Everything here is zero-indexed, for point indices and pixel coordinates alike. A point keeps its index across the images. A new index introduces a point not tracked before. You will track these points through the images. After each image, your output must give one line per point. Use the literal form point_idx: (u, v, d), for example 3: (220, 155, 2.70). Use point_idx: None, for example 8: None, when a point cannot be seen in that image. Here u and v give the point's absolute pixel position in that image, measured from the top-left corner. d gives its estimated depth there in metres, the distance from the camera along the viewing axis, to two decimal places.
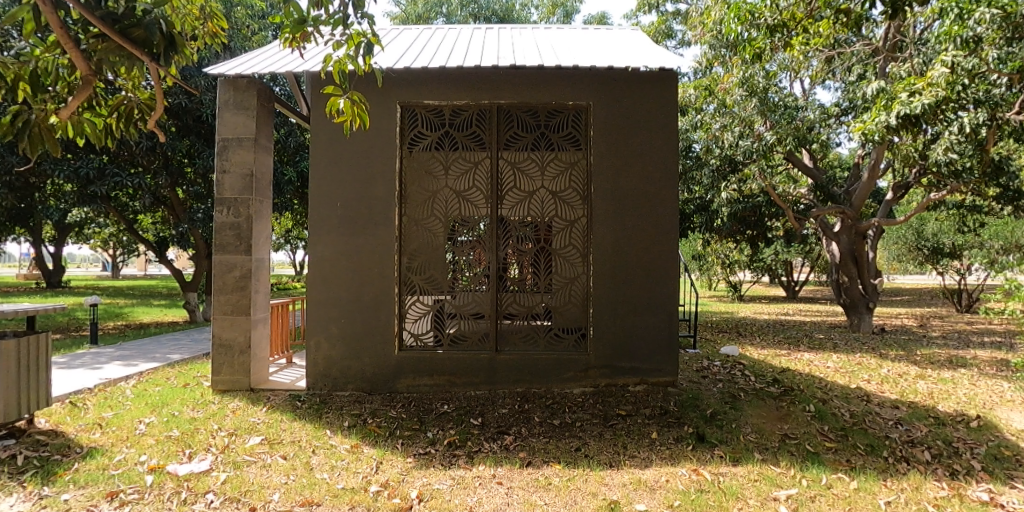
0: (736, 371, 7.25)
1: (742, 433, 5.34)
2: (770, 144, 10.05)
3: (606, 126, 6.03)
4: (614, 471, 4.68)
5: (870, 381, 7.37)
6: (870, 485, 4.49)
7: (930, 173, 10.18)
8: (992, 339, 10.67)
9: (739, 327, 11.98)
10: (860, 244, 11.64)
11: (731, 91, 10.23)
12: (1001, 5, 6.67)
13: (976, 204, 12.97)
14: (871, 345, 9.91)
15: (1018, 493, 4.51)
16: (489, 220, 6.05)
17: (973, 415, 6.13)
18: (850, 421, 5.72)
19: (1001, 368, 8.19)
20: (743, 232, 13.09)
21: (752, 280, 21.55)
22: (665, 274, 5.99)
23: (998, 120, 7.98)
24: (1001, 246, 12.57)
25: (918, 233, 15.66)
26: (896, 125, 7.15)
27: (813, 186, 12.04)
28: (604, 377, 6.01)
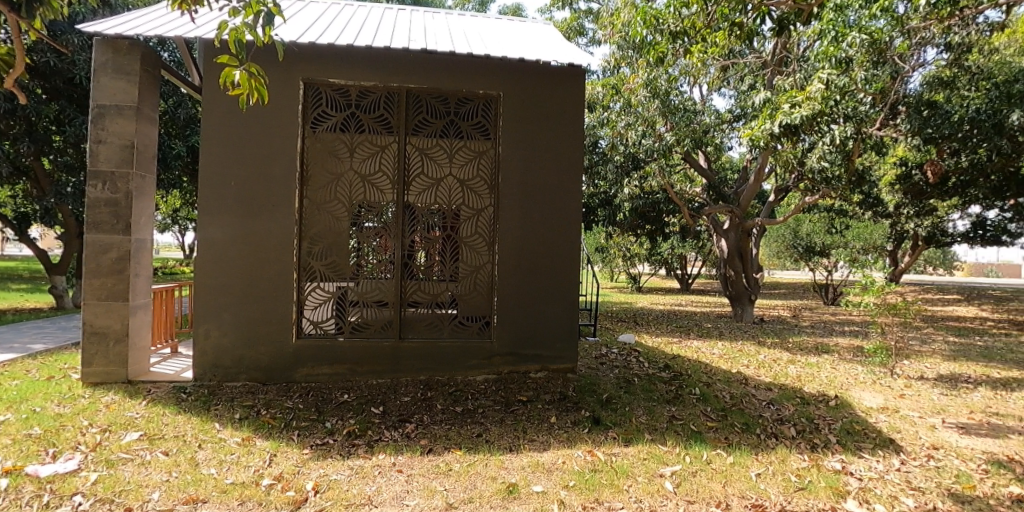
0: (631, 357, 7.62)
1: (634, 415, 5.62)
2: (669, 144, 10.60)
3: (516, 117, 6.09)
4: (513, 455, 4.78)
5: (748, 366, 8.00)
6: (744, 460, 4.89)
7: (806, 179, 11.14)
8: (852, 328, 11.91)
9: (636, 317, 12.57)
10: (746, 240, 12.45)
11: (636, 91, 10.66)
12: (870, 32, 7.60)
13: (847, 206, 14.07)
14: (752, 333, 10.78)
15: (864, 461, 5.08)
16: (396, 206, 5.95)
17: (833, 395, 6.81)
18: (729, 402, 6.18)
19: (857, 354, 9.19)
20: (642, 227, 13.73)
21: (650, 273, 22.67)
22: (567, 264, 6.17)
23: (862, 134, 8.89)
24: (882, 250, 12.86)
25: (794, 232, 16.58)
26: (779, 133, 7.69)
27: (706, 186, 12.77)
28: (507, 364, 6.09)
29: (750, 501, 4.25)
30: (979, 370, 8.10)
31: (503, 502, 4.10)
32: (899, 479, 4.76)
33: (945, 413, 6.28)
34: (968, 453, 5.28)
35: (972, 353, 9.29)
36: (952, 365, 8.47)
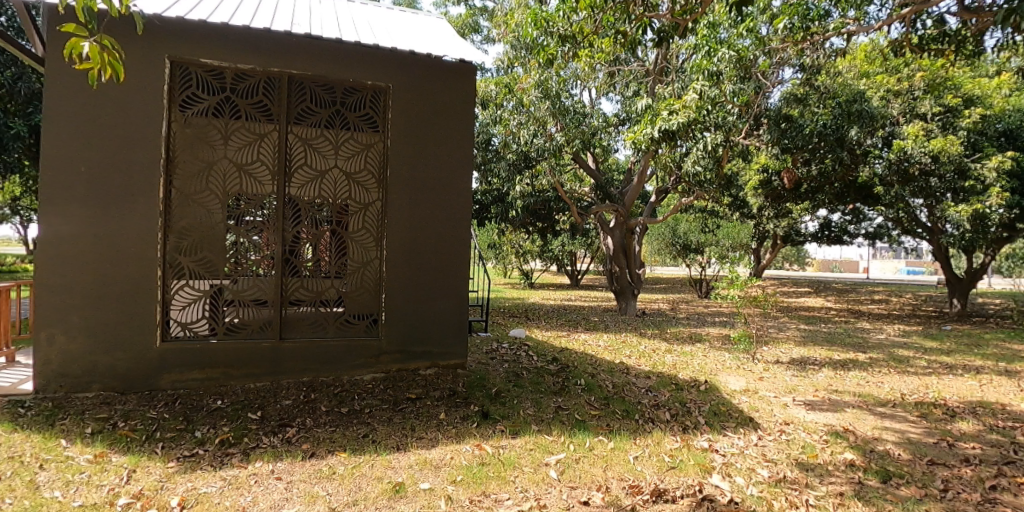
0: (521, 351, 7.78)
1: (522, 407, 5.76)
2: (559, 144, 10.93)
3: (406, 111, 5.92)
4: (400, 454, 4.70)
5: (631, 356, 8.48)
6: (623, 444, 5.16)
7: (683, 181, 11.98)
8: (720, 319, 13.02)
9: (528, 312, 12.87)
10: (630, 238, 13.10)
11: (528, 91, 10.88)
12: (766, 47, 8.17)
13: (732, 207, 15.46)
14: (633, 325, 11.43)
15: (728, 439, 5.43)
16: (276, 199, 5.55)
17: (704, 380, 7.34)
18: (612, 391, 6.49)
19: (725, 342, 10.06)
20: (534, 224, 14.06)
21: (541, 269, 23.31)
22: (456, 261, 6.11)
23: (731, 142, 9.83)
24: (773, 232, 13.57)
25: (673, 231, 18.05)
26: (658, 138, 8.22)
27: (594, 186, 13.30)
28: (395, 362, 5.91)
29: (628, 483, 4.46)
30: (825, 354, 9.16)
31: (389, 502, 4.02)
32: (757, 453, 5.10)
33: (795, 392, 6.92)
34: (812, 426, 5.69)
35: (819, 339, 10.54)
36: (803, 349, 9.52)
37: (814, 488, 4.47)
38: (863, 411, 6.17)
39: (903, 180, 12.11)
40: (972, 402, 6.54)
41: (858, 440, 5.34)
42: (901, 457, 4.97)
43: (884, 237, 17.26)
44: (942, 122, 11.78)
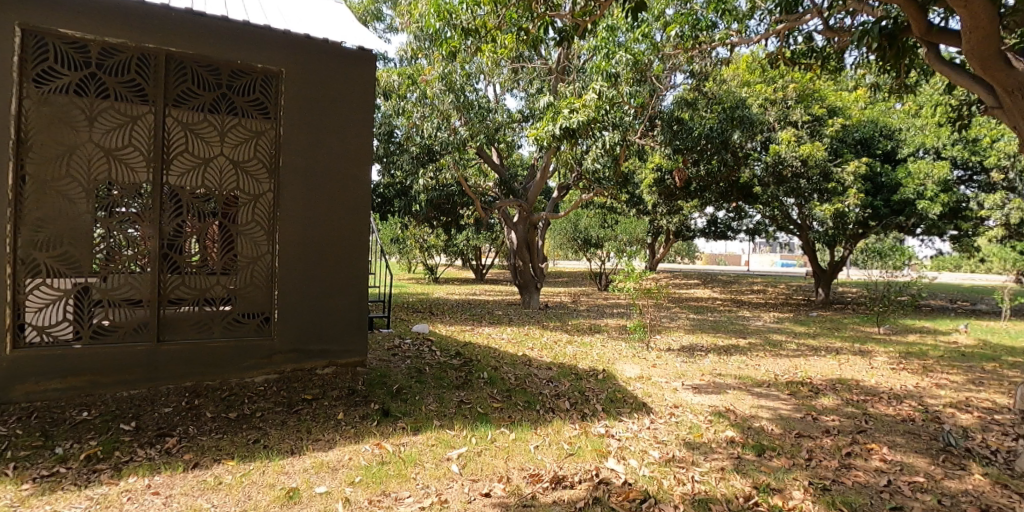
0: (424, 347, 7.69)
1: (423, 403, 5.71)
2: (463, 139, 10.90)
3: (300, 97, 5.58)
4: (295, 458, 4.53)
5: (533, 348, 8.64)
6: (524, 434, 5.25)
7: (583, 178, 12.36)
8: (617, 310, 13.58)
9: (431, 307, 12.77)
10: (533, 233, 13.32)
11: (432, 83, 10.75)
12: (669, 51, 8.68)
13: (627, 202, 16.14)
14: (536, 318, 11.66)
15: (623, 424, 5.66)
16: (151, 187, 5.08)
17: (601, 369, 7.57)
18: (514, 383, 6.56)
19: (622, 332, 10.52)
20: (438, 218, 13.93)
21: (446, 264, 23.19)
22: (355, 255, 5.84)
23: (627, 141, 10.28)
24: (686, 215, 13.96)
25: (575, 226, 18.48)
26: (559, 135, 8.41)
27: (498, 181, 13.39)
28: (290, 362, 5.54)
29: (529, 472, 4.54)
30: (711, 341, 9.82)
31: (282, 509, 3.85)
32: (649, 436, 5.36)
33: (684, 377, 7.30)
34: (699, 407, 6.08)
35: (706, 327, 11.31)
36: (692, 337, 10.14)
37: (699, 464, 4.78)
38: (742, 392, 6.68)
39: (777, 181, 13.14)
40: (834, 380, 7.26)
41: (737, 418, 5.77)
42: (773, 431, 5.43)
43: (762, 233, 18.54)
44: (810, 129, 12.98)
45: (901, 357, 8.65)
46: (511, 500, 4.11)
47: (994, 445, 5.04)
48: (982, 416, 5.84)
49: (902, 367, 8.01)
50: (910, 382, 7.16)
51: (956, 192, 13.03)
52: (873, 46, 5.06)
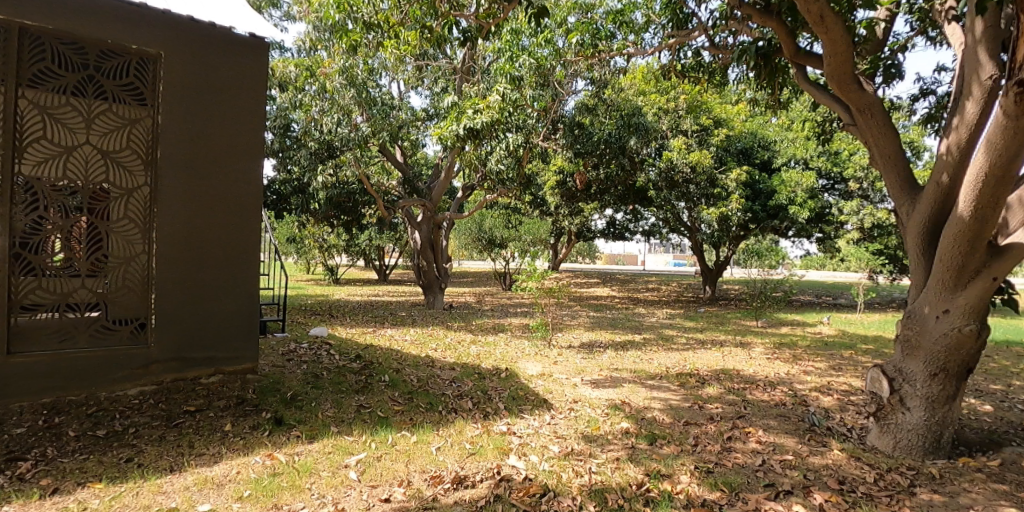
0: (321, 351, 7.41)
1: (320, 410, 5.51)
2: (365, 135, 10.63)
3: (182, 85, 5.17)
4: (175, 476, 4.22)
5: (437, 349, 8.58)
6: (426, 436, 5.21)
7: (487, 178, 12.46)
8: (521, 309, 13.81)
9: (331, 309, 12.34)
10: (437, 233, 13.22)
11: (332, 77, 10.41)
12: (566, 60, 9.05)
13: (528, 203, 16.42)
14: (440, 319, 11.60)
15: (525, 421, 5.76)
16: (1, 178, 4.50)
17: (504, 368, 7.64)
18: (416, 385, 6.48)
19: (525, 330, 10.72)
20: (338, 217, 13.47)
21: (347, 264, 22.50)
22: (243, 257, 5.52)
23: (530, 143, 10.50)
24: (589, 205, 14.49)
25: (480, 226, 18.37)
26: (463, 135, 8.41)
27: (402, 180, 13.19)
28: (170, 371, 5.16)
29: (430, 474, 4.51)
30: (608, 337, 10.23)
31: None
32: (549, 431, 5.50)
33: (583, 373, 7.54)
34: (596, 402, 6.31)
35: (605, 324, 11.78)
36: (591, 334, 10.52)
37: (596, 456, 4.97)
38: (636, 385, 7.02)
39: (669, 185, 13.91)
40: (718, 370, 7.80)
41: (632, 410, 6.05)
42: (664, 420, 5.74)
43: (656, 235, 19.52)
44: (698, 137, 13.83)
45: (775, 348, 9.45)
46: (412, 504, 4.07)
47: (851, 423, 5.63)
48: (841, 398, 6.51)
49: (776, 356, 8.75)
50: (783, 370, 7.84)
51: (822, 199, 14.44)
52: (752, 64, 5.52)
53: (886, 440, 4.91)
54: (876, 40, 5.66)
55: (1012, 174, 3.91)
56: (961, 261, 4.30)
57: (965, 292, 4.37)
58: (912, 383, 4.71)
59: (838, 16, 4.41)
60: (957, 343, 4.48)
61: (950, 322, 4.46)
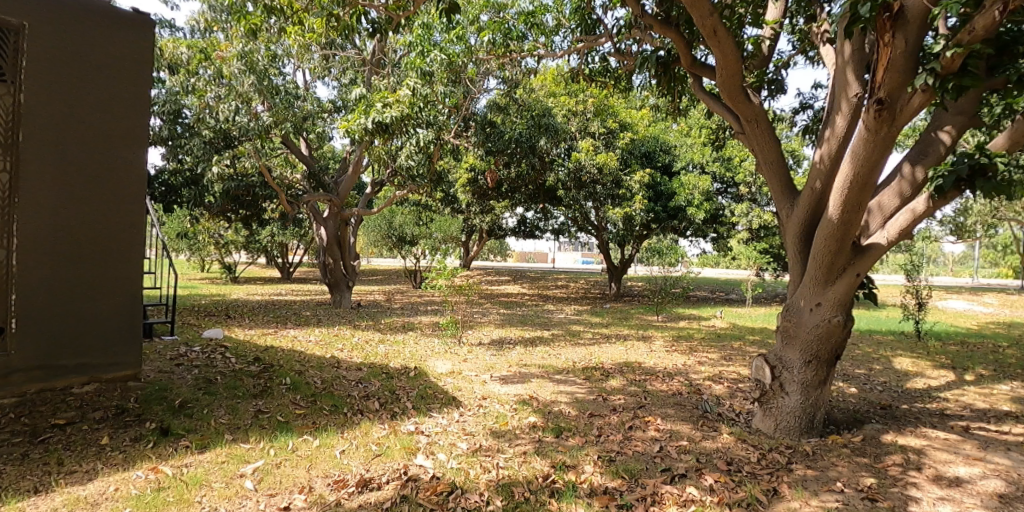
0: (216, 354, 6.98)
1: (213, 417, 5.21)
2: (267, 125, 10.16)
3: (44, 55, 4.32)
4: (39, 497, 3.85)
5: (343, 349, 8.34)
6: (329, 440, 5.06)
7: (397, 174, 12.26)
8: (432, 308, 13.71)
9: (228, 309, 11.65)
10: (344, 229, 12.83)
11: (229, 61, 9.83)
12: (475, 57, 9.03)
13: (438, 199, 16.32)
14: (348, 318, 11.28)
15: (433, 419, 5.73)
16: None
17: (413, 367, 7.55)
18: (319, 387, 6.26)
19: (435, 328, 10.65)
20: (236, 211, 12.72)
21: (247, 261, 21.33)
22: (125, 255, 4.77)
23: (442, 140, 10.50)
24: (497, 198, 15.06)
25: (388, 223, 17.94)
26: (371, 129, 8.21)
27: (306, 173, 12.68)
28: (31, 382, 4.34)
29: (333, 478, 4.39)
30: (518, 333, 10.38)
31: None
32: (458, 428, 5.51)
33: (493, 370, 7.60)
34: (505, 398, 6.39)
35: (515, 320, 11.94)
36: (501, 331, 10.64)
37: (504, 451, 5.04)
38: (544, 379, 7.18)
39: (578, 185, 14.29)
40: (621, 363, 8.12)
41: (539, 404, 6.18)
42: (570, 413, 5.92)
43: (565, 233, 20.00)
44: (605, 140, 14.33)
45: (674, 341, 9.98)
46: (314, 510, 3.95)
47: (738, 409, 6.06)
48: (730, 386, 7.00)
49: (674, 349, 9.26)
50: (680, 362, 8.30)
51: (716, 201, 15.41)
52: (652, 71, 5.86)
53: (768, 422, 5.31)
54: (761, 56, 6.15)
55: (872, 182, 4.37)
56: (830, 259, 4.75)
57: (834, 287, 4.84)
58: (789, 369, 5.15)
59: (729, 31, 4.72)
60: (827, 333, 4.96)
61: (821, 313, 4.93)
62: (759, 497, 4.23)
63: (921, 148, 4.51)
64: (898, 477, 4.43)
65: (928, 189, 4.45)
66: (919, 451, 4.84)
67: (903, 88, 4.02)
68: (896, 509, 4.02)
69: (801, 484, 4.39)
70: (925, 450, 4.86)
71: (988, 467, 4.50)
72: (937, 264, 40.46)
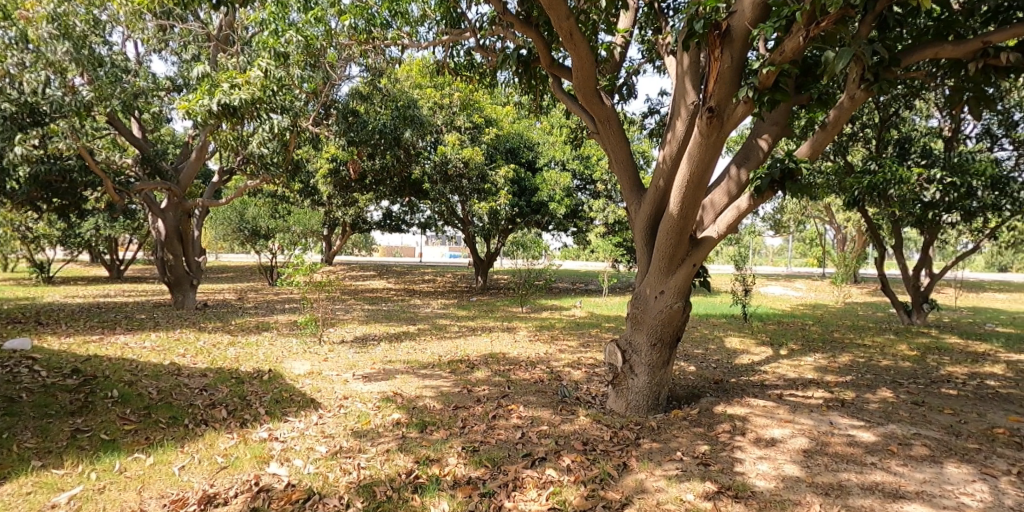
0: (21, 367, 6.04)
1: (17, 441, 4.57)
2: (87, 101, 8.91)
3: None
4: None
5: (184, 354, 7.63)
6: (166, 456, 4.66)
7: (248, 162, 11.45)
8: (290, 305, 12.97)
9: (40, 315, 10.14)
10: (186, 222, 11.72)
11: (37, 25, 8.52)
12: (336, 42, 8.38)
13: (296, 189, 15.49)
14: (191, 320, 10.31)
15: (289, 424, 5.44)
16: None
17: (267, 369, 7.10)
18: (155, 398, 5.67)
19: (293, 327, 10.08)
20: (48, 201, 11.08)
21: (66, 259, 18.69)
22: None
23: (298, 126, 9.95)
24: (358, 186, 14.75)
25: (240, 216, 17.01)
26: (217, 112, 7.48)
27: (139, 158, 11.36)
28: None
29: (171, 498, 4.09)
30: (382, 330, 10.16)
31: None
32: (316, 431, 5.29)
33: (355, 368, 7.38)
34: (367, 396, 6.22)
35: (379, 317, 11.66)
36: (364, 327, 10.36)
37: (366, 450, 4.92)
38: (409, 375, 7.10)
39: (443, 179, 14.24)
40: (486, 355, 8.26)
41: (403, 400, 6.10)
42: (435, 407, 5.91)
43: (432, 227, 19.89)
44: (471, 134, 14.43)
45: (536, 331, 10.34)
46: None
47: (594, 392, 6.43)
48: (587, 371, 7.41)
49: (537, 338, 9.61)
50: (542, 351, 8.62)
51: (575, 197, 16.19)
52: (514, 68, 5.95)
53: (620, 402, 5.71)
54: (613, 61, 6.49)
55: (704, 181, 4.84)
56: (671, 251, 5.20)
57: (675, 275, 5.30)
58: (638, 352, 5.56)
59: (584, 36, 4.97)
60: (669, 318, 5.42)
61: (664, 300, 5.38)
62: (610, 472, 4.53)
63: (744, 152, 5.07)
64: (727, 442, 4.97)
65: (750, 189, 5.02)
66: (744, 418, 5.46)
67: (728, 98, 4.50)
68: (725, 470, 4.51)
69: (647, 457, 4.77)
70: (748, 417, 5.51)
71: (796, 428, 5.20)
72: (761, 255, 45.88)
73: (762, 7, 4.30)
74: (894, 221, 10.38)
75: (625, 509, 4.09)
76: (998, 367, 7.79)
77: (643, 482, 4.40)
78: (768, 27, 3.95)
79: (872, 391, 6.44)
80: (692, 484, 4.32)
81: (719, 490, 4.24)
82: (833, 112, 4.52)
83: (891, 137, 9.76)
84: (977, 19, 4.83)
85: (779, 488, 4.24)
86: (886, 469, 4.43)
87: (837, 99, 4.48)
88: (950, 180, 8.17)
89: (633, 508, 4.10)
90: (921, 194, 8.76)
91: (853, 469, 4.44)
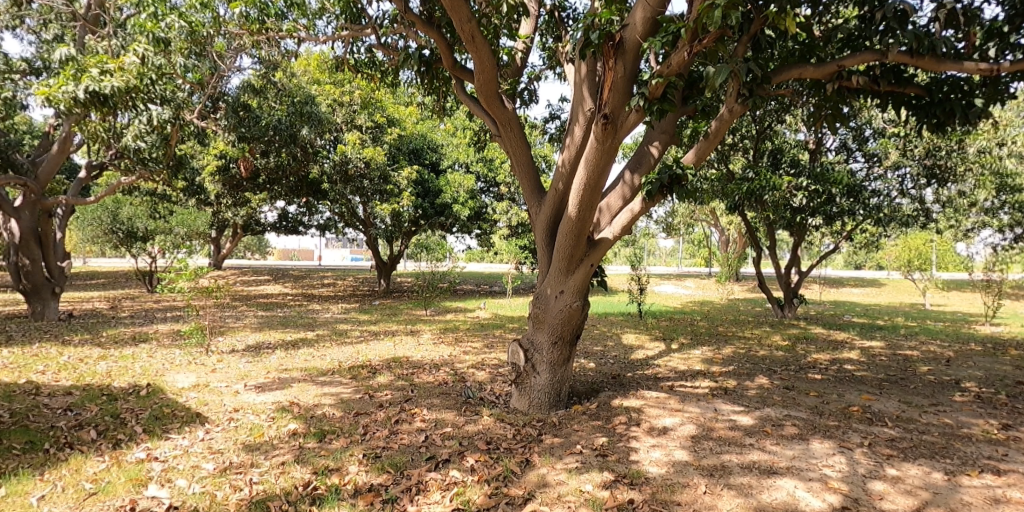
0: None
1: None
2: None
3: None
4: None
5: (44, 371, 6.86)
6: (22, 486, 4.21)
7: (121, 156, 10.49)
8: (173, 313, 12.03)
9: None
10: (44, 221, 10.55)
11: None
12: (225, 29, 7.87)
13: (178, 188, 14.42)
14: (54, 333, 9.29)
15: (171, 442, 5.05)
16: None
17: (144, 383, 6.54)
18: (6, 422, 5.06)
19: (175, 338, 9.35)
20: None
21: None
22: None
23: (180, 120, 9.28)
24: (249, 183, 13.95)
25: (113, 215, 15.27)
26: (84, 100, 6.81)
27: None
28: None
29: None
30: (278, 337, 9.67)
31: None
32: (201, 448, 4.95)
33: (246, 378, 6.97)
34: (260, 407, 5.91)
35: (273, 323, 11.07)
36: (258, 335, 9.84)
37: (258, 464, 4.68)
38: (306, 383, 6.81)
39: (344, 179, 13.81)
40: (389, 359, 8.10)
41: (300, 409, 5.84)
42: (334, 416, 5.71)
43: (331, 229, 19.24)
44: (372, 134, 14.07)
45: (440, 334, 10.28)
46: None
47: (498, 392, 6.49)
48: (491, 371, 7.47)
49: (441, 341, 9.55)
50: (446, 353, 8.58)
51: (478, 199, 16.28)
52: (415, 68, 5.88)
53: (523, 401, 5.80)
54: (514, 66, 6.59)
55: (599, 185, 5.05)
56: (569, 253, 5.38)
57: (573, 276, 5.48)
58: (539, 351, 5.69)
59: (485, 40, 5.02)
60: (569, 317, 5.60)
61: (564, 300, 5.54)
62: (513, 470, 4.60)
63: (636, 158, 5.33)
64: (623, 433, 5.20)
65: (642, 194, 5.29)
66: (638, 409, 5.75)
67: (621, 107, 4.73)
68: (621, 460, 4.71)
69: (548, 452, 4.89)
70: (642, 408, 5.79)
71: (685, 416, 5.54)
72: (654, 256, 48.55)
73: (652, 22, 4.55)
74: (768, 225, 11.33)
75: (527, 504, 4.17)
76: (855, 353, 8.72)
77: (545, 476, 4.51)
78: (656, 41, 4.19)
79: (750, 379, 6.99)
80: (591, 475, 4.48)
81: (616, 479, 4.43)
82: (714, 124, 4.87)
83: (765, 147, 10.65)
84: (833, 45, 5.41)
85: (670, 472, 4.50)
86: (762, 448, 4.83)
87: (716, 111, 4.84)
88: (814, 187, 9.23)
89: (535, 502, 4.19)
90: (791, 199, 9.67)
91: (734, 451, 4.80)
